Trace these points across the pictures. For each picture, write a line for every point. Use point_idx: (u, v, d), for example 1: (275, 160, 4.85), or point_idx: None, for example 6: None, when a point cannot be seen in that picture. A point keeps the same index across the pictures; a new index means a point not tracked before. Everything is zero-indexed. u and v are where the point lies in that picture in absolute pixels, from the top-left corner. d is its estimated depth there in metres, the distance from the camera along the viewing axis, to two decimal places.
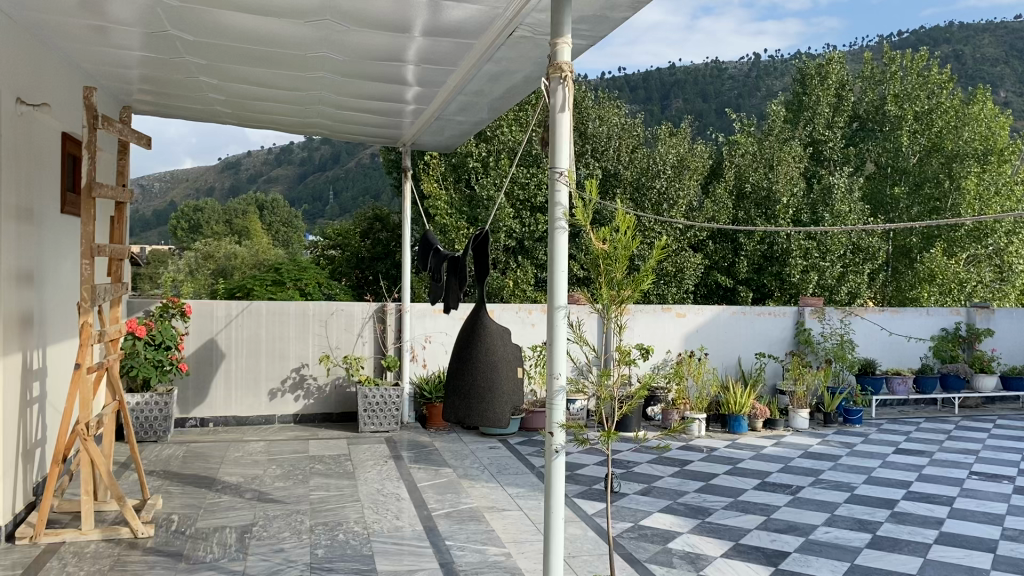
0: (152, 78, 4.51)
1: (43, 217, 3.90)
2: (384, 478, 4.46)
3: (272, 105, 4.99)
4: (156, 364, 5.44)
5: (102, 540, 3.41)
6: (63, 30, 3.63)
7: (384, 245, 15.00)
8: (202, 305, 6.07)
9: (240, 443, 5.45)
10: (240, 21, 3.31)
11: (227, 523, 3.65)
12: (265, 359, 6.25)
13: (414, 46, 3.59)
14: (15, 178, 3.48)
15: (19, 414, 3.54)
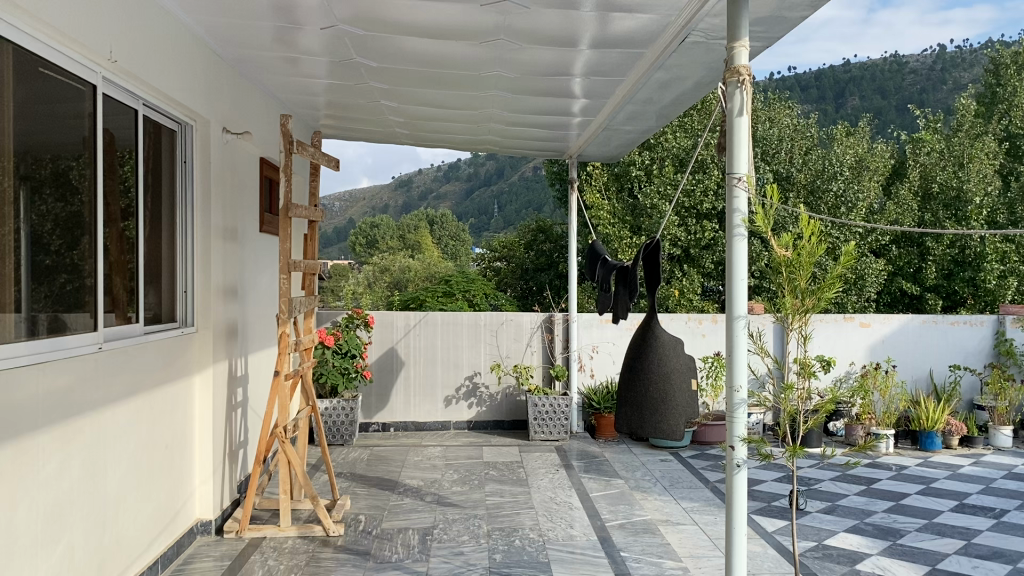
0: (337, 104, 4.81)
1: (246, 236, 4.23)
2: (557, 486, 4.50)
3: (445, 124, 5.18)
4: (343, 372, 5.78)
5: (298, 536, 3.65)
6: (262, 63, 3.94)
7: (548, 255, 15.12)
8: (384, 316, 6.41)
9: (419, 448, 5.66)
10: (419, 46, 3.48)
11: (409, 524, 3.82)
12: (440, 368, 6.49)
13: (584, 59, 3.63)
14: (222, 201, 3.81)
15: (226, 417, 3.86)
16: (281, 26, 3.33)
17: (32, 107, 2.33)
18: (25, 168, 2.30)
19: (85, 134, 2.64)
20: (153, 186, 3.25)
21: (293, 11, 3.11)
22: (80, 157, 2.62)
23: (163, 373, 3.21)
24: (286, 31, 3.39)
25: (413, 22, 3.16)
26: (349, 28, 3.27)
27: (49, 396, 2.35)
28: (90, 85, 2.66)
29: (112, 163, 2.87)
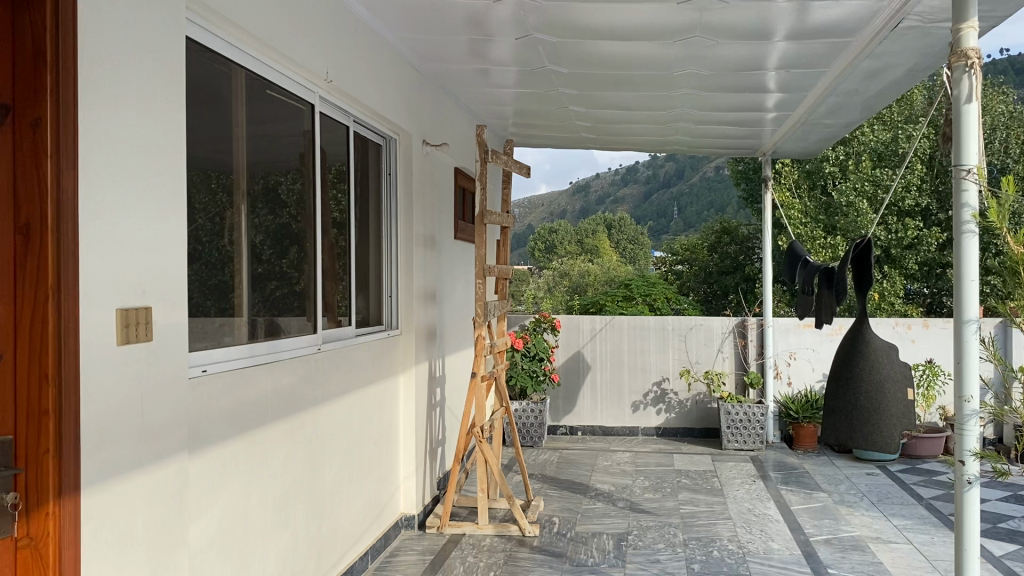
0: (526, 112, 4.91)
1: (444, 243, 4.41)
2: (754, 498, 4.34)
3: (634, 126, 5.15)
4: (531, 374, 5.88)
5: (495, 535, 3.73)
6: (458, 75, 4.09)
7: (733, 258, 14.63)
8: (571, 320, 6.48)
9: (608, 452, 5.66)
10: (611, 48, 3.48)
11: (604, 529, 3.81)
12: (627, 372, 6.46)
13: (782, 52, 3.49)
14: (423, 209, 3.98)
15: (427, 417, 4.03)
16: (476, 39, 3.43)
17: (260, 128, 2.53)
18: (253, 183, 2.49)
19: (303, 150, 2.84)
20: (361, 198, 3.45)
21: (488, 24, 3.19)
22: (298, 172, 2.82)
23: (372, 373, 3.40)
24: (480, 43, 3.50)
25: (606, 25, 3.16)
26: (542, 36, 3.33)
27: (276, 394, 2.54)
28: (308, 104, 2.86)
29: (326, 176, 3.07)
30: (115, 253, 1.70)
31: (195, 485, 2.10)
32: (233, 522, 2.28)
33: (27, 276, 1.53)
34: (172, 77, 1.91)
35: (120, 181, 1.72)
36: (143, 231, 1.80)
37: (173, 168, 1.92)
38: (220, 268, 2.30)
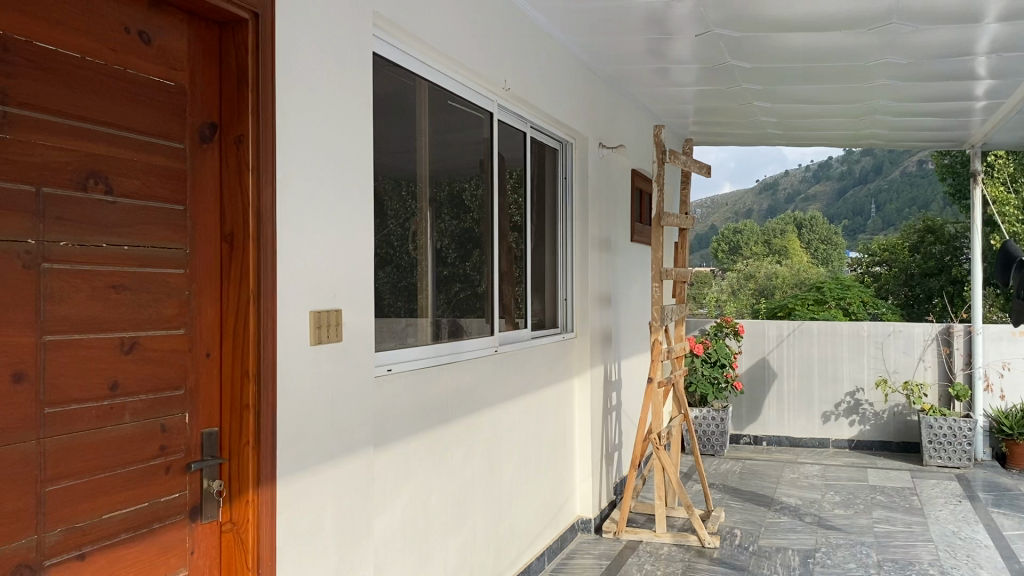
0: (707, 110, 4.78)
1: (620, 245, 4.39)
2: (960, 520, 3.99)
3: (824, 121, 4.88)
4: (712, 381, 5.74)
5: (673, 543, 3.66)
6: (636, 76, 4.05)
7: (939, 259, 13.54)
8: (755, 325, 6.25)
9: (795, 464, 5.41)
10: (797, 41, 3.32)
11: (789, 544, 3.64)
12: (817, 381, 6.14)
13: (993, 34, 3.19)
14: (599, 212, 3.97)
15: (603, 421, 4.02)
16: (654, 38, 3.39)
17: (442, 137, 2.62)
18: (436, 190, 2.59)
19: (483, 157, 2.92)
20: (538, 203, 3.50)
21: (667, 22, 3.14)
22: (478, 178, 2.90)
23: (548, 376, 3.43)
24: (659, 42, 3.45)
25: (793, 17, 3.02)
26: (723, 31, 3.23)
27: (456, 394, 2.63)
28: (487, 112, 2.94)
29: (504, 182, 3.14)
30: (308, 259, 1.82)
31: (380, 479, 2.20)
32: (415, 516, 2.37)
33: (230, 283, 1.66)
34: (359, 90, 2.02)
35: (313, 191, 1.83)
36: (334, 238, 1.91)
37: (361, 177, 2.03)
38: (405, 273, 2.40)
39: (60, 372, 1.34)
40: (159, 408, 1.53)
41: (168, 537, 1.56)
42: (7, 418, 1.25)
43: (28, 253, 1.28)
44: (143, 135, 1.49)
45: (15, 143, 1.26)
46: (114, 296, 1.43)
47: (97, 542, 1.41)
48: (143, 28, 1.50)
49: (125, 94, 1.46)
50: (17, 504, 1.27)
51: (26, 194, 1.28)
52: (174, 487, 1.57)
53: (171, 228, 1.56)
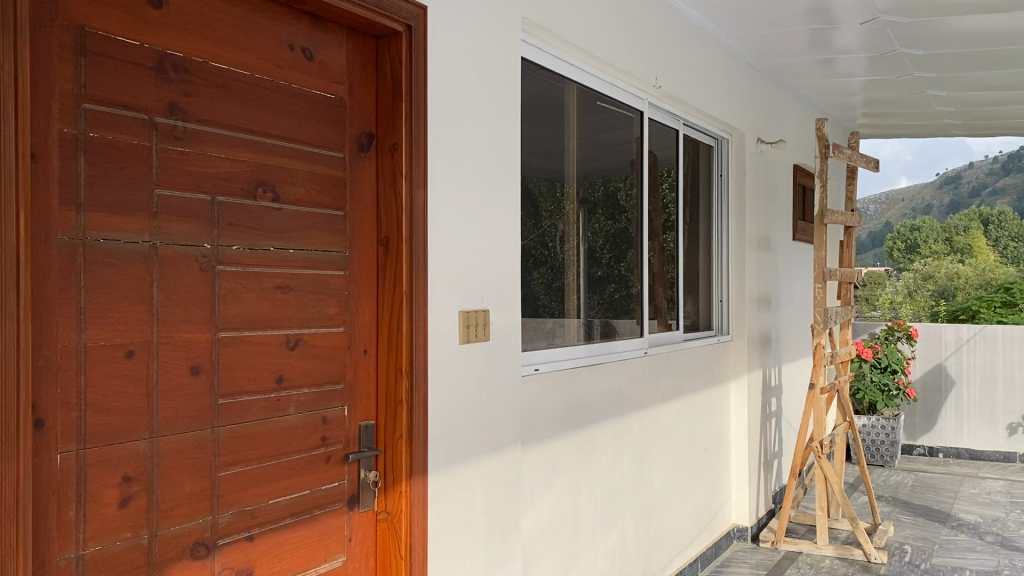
0: (876, 101, 4.53)
1: (780, 245, 4.23)
2: None
3: (1010, 108, 4.51)
4: (882, 388, 5.42)
5: (836, 557, 3.49)
6: (798, 69, 3.90)
7: None
8: (931, 329, 5.88)
9: (976, 479, 5.01)
10: (976, 24, 3.09)
11: (966, 564, 3.38)
12: (1002, 390, 5.67)
13: None
14: (758, 210, 3.85)
15: (761, 426, 3.89)
16: (817, 28, 3.25)
17: (592, 137, 2.63)
18: (586, 191, 2.60)
19: (634, 156, 2.90)
20: (692, 202, 3.44)
21: (829, 11, 3.01)
22: (629, 177, 2.88)
23: (702, 380, 3.36)
24: (822, 32, 3.30)
25: None
26: (891, 18, 3.06)
27: (606, 395, 2.63)
28: (638, 111, 2.92)
29: (656, 181, 3.10)
30: (459, 260, 1.88)
31: (529, 476, 2.24)
32: (564, 516, 2.39)
33: (386, 283, 1.74)
34: (508, 94, 2.06)
35: (461, 193, 1.89)
36: (484, 240, 1.97)
37: (510, 179, 2.07)
38: (555, 273, 2.43)
39: (232, 366, 1.45)
40: (320, 401, 1.63)
41: (328, 523, 1.66)
42: (184, 407, 1.37)
43: (204, 256, 1.40)
44: (306, 145, 1.59)
45: (192, 155, 1.38)
46: (279, 296, 1.54)
47: (264, 524, 1.52)
48: (306, 44, 1.60)
49: (290, 108, 1.56)
50: (195, 486, 1.39)
51: (203, 203, 1.40)
52: (334, 476, 1.66)
53: (332, 232, 1.65)
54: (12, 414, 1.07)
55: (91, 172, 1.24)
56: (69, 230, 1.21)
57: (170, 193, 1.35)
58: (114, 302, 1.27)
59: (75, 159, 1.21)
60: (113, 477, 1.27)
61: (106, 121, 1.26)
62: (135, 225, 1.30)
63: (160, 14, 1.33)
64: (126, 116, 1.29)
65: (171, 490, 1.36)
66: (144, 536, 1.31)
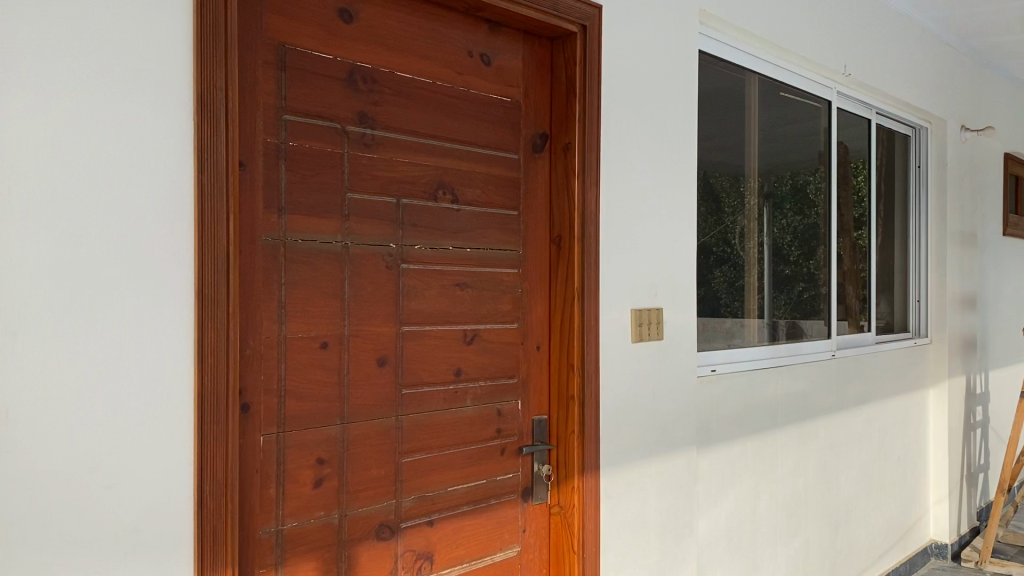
0: None
1: (988, 240, 3.90)
2: None
3: None
4: None
5: None
6: (1011, 48, 3.58)
7: None
8: None
9: None
10: None
11: None
12: None
13: None
14: (962, 203, 3.56)
15: (964, 437, 3.60)
16: None
17: (775, 130, 2.54)
18: (768, 186, 2.51)
19: (821, 149, 2.77)
20: (886, 196, 3.24)
21: None
22: (816, 171, 2.76)
23: (896, 385, 3.16)
24: None
25: None
26: None
27: (788, 398, 2.53)
28: (826, 101, 2.79)
29: (846, 174, 2.95)
30: (632, 258, 1.88)
31: (705, 478, 2.20)
32: (742, 520, 2.33)
33: (559, 281, 1.77)
34: (684, 90, 2.03)
35: (634, 191, 1.89)
36: (658, 237, 1.96)
37: (685, 176, 2.04)
38: (734, 271, 2.37)
39: (414, 358, 1.54)
40: (496, 394, 1.69)
41: (504, 513, 1.71)
42: (371, 396, 1.47)
43: (390, 255, 1.49)
44: (484, 148, 1.65)
45: (379, 160, 1.47)
46: (457, 293, 1.61)
47: (444, 510, 1.59)
48: (485, 50, 1.66)
49: (470, 112, 1.62)
50: (380, 471, 1.49)
51: (389, 205, 1.49)
52: (509, 467, 1.72)
53: (508, 231, 1.70)
54: (223, 398, 1.18)
55: (290, 179, 1.35)
56: (272, 232, 1.32)
57: (359, 197, 1.45)
58: (309, 298, 1.38)
59: (277, 167, 1.33)
60: (309, 459, 1.38)
61: (304, 130, 1.37)
62: (328, 226, 1.41)
63: (351, 29, 1.43)
64: (321, 125, 1.39)
65: (360, 473, 1.46)
66: (335, 515, 1.42)
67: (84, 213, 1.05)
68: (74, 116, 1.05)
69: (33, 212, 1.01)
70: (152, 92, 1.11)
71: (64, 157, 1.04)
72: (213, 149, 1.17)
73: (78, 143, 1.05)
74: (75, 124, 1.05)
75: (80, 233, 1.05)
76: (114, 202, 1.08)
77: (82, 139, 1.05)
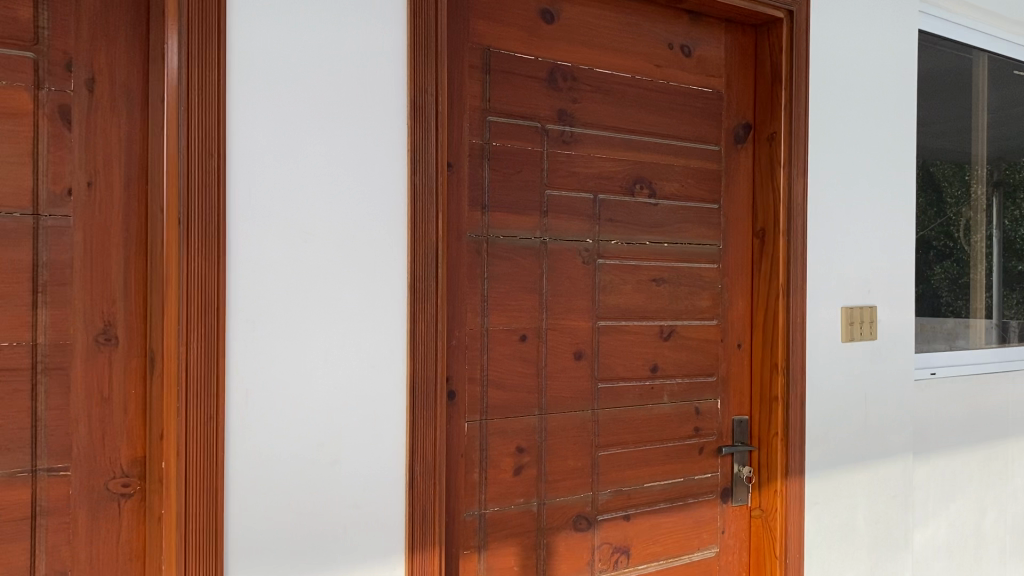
0: None
1: None
2: None
3: None
4: None
5: None
6: None
7: None
8: None
9: None
10: None
11: None
12: None
13: None
14: None
15: None
16: None
17: (1007, 112, 2.31)
18: (999, 173, 2.29)
19: None
20: None
21: None
22: None
23: None
24: None
25: None
26: None
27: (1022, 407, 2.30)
28: None
29: None
30: (841, 253, 1.79)
31: (923, 489, 2.05)
32: (964, 536, 2.15)
33: (762, 276, 1.72)
34: (903, 73, 1.90)
35: (845, 183, 1.79)
36: (871, 230, 1.84)
37: (903, 166, 1.91)
38: (959, 267, 2.19)
39: (611, 353, 1.55)
40: (694, 392, 1.66)
41: (702, 512, 1.68)
42: (569, 389, 1.50)
43: (587, 250, 1.51)
44: (683, 141, 1.63)
45: (578, 157, 1.50)
46: (655, 289, 1.60)
47: (641, 505, 1.59)
48: (685, 42, 1.63)
49: (670, 106, 1.61)
50: (578, 462, 1.51)
51: (587, 201, 1.51)
52: (707, 466, 1.69)
53: (708, 226, 1.67)
54: (432, 385, 1.25)
55: (493, 177, 1.40)
56: (477, 229, 1.39)
57: (558, 193, 1.47)
58: (510, 292, 1.43)
59: (481, 166, 1.39)
60: (509, 446, 1.43)
61: (507, 130, 1.42)
62: (529, 222, 1.45)
63: (553, 28, 1.46)
64: (523, 124, 1.43)
65: (559, 464, 1.49)
66: (534, 503, 1.46)
67: (312, 213, 1.15)
68: (306, 124, 1.14)
69: (271, 211, 1.12)
70: (372, 99, 1.20)
71: (297, 161, 1.14)
72: (425, 150, 1.24)
73: (308, 148, 1.15)
74: (307, 131, 1.14)
75: (309, 231, 1.15)
76: (338, 202, 1.17)
77: (312, 143, 1.15)
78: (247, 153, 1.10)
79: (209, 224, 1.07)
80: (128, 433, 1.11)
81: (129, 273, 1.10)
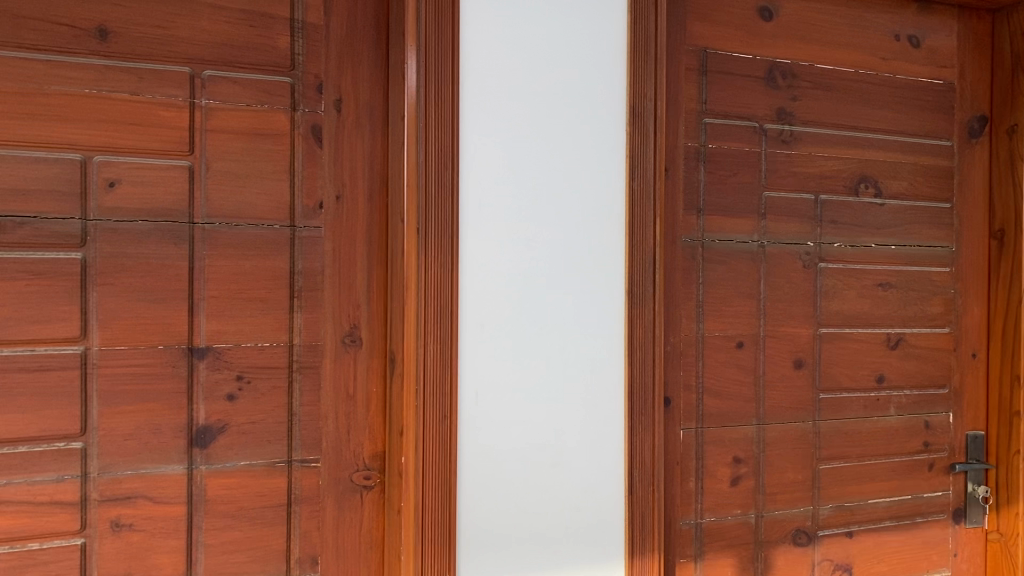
0: None
1: None
2: None
3: None
4: None
5: None
6: None
7: None
8: None
9: None
10: None
11: None
12: None
13: None
14: None
15: None
16: None
17: None
18: None
19: None
20: None
21: None
22: None
23: None
24: None
25: None
26: None
27: None
28: None
29: None
30: None
31: None
32: None
33: (1001, 280, 1.58)
34: None
35: None
36: None
37: None
38: None
39: (833, 362, 1.48)
40: (924, 404, 1.56)
41: (934, 534, 1.57)
42: (787, 398, 1.44)
43: (807, 254, 1.45)
44: (911, 136, 1.53)
45: (798, 156, 1.44)
46: (880, 294, 1.51)
47: (865, 522, 1.51)
48: (912, 32, 1.53)
49: (896, 100, 1.52)
50: (797, 475, 1.45)
51: (807, 202, 1.45)
52: (939, 484, 1.57)
53: (939, 226, 1.56)
54: (651, 391, 1.25)
55: (709, 180, 1.38)
56: (691, 232, 1.37)
57: (776, 195, 1.43)
58: (727, 297, 1.40)
59: (697, 169, 1.37)
60: (726, 456, 1.40)
61: (723, 132, 1.39)
62: (746, 225, 1.41)
63: (771, 26, 1.42)
64: (740, 125, 1.40)
65: (777, 476, 1.44)
66: (752, 515, 1.42)
67: (537, 220, 1.18)
68: (532, 134, 1.17)
69: (499, 219, 1.15)
70: (593, 106, 1.21)
71: (524, 169, 1.17)
72: (644, 155, 1.24)
73: (533, 156, 1.17)
74: (533, 140, 1.17)
75: (534, 239, 1.18)
76: (561, 209, 1.19)
77: (537, 152, 1.18)
78: (477, 163, 1.14)
79: (444, 231, 1.12)
80: (369, 429, 1.18)
81: (370, 279, 1.18)
